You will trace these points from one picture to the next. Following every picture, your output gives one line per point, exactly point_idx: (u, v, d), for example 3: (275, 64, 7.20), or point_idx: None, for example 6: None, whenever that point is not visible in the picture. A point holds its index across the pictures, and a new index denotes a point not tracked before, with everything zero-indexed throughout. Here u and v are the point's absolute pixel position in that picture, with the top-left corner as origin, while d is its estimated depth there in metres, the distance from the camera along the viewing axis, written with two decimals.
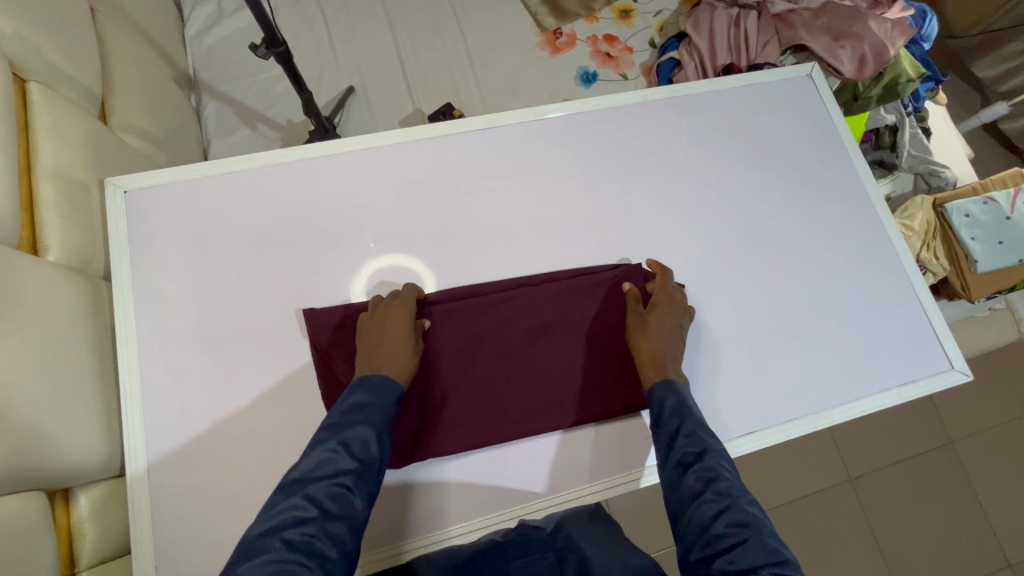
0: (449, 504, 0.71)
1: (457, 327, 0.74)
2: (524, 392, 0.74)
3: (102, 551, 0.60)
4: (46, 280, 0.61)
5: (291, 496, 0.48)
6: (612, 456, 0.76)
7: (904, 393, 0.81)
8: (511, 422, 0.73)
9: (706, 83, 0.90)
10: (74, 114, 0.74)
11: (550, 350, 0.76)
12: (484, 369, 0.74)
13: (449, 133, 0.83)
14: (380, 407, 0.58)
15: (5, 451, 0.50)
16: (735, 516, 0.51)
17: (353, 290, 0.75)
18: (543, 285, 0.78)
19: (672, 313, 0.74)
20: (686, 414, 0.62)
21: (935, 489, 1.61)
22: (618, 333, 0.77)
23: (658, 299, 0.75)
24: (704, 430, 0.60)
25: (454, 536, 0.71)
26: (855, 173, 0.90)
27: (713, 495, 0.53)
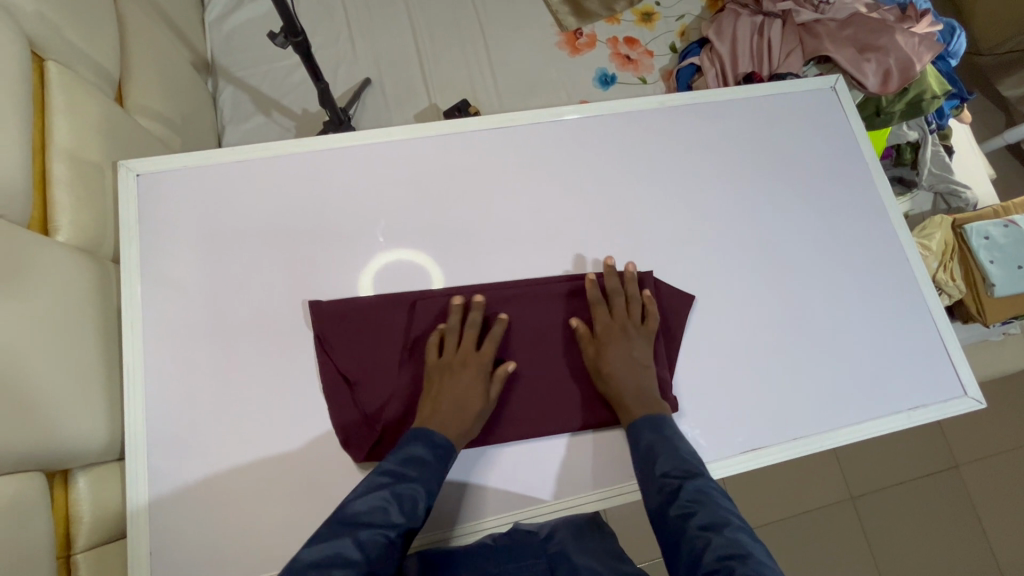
0: (468, 498, 0.71)
1: None
2: (521, 394, 0.74)
3: (99, 532, 0.61)
4: (55, 261, 0.61)
5: (342, 537, 0.50)
6: (613, 465, 0.75)
7: (915, 417, 0.79)
8: (504, 423, 0.73)
9: (726, 91, 0.89)
10: (91, 94, 0.74)
11: (548, 353, 0.76)
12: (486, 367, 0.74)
13: (464, 131, 0.82)
14: (436, 467, 0.60)
15: (6, 430, 0.50)
16: (721, 547, 0.53)
17: (359, 286, 0.75)
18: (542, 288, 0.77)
19: (627, 340, 0.73)
20: (661, 452, 0.64)
21: (937, 513, 1.59)
22: None
23: (609, 330, 0.74)
24: (683, 463, 0.62)
25: (484, 528, 0.70)
26: (875, 189, 0.89)
27: (696, 527, 0.55)
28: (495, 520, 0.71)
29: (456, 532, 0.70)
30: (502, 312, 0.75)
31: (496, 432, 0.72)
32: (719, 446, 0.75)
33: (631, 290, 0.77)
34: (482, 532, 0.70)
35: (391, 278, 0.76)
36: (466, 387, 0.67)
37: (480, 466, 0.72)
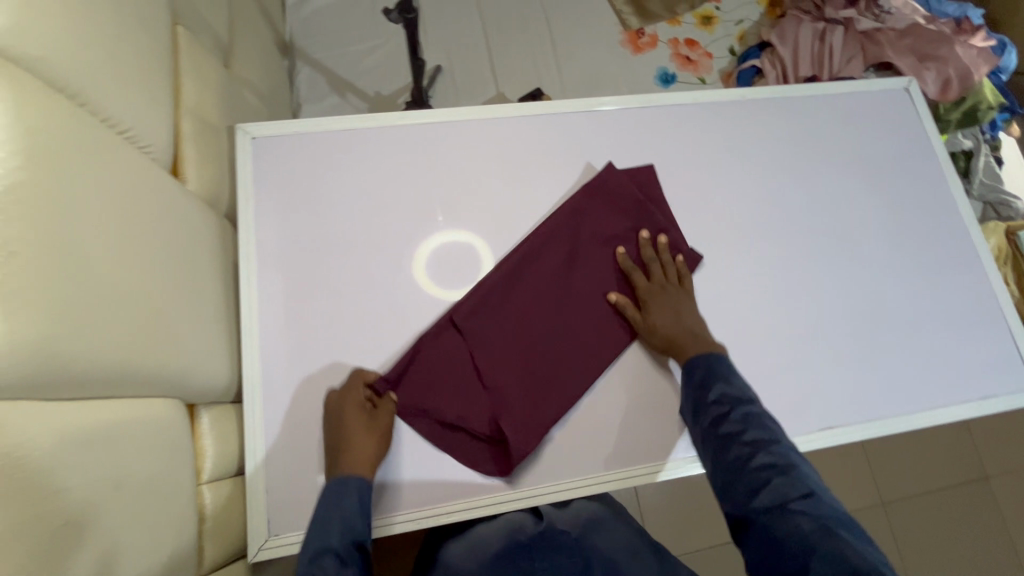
0: (388, 491, 0.69)
1: (493, 319, 0.75)
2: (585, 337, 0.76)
3: (221, 468, 0.63)
4: (189, 209, 0.65)
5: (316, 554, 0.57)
6: (660, 439, 0.75)
7: (985, 406, 0.82)
8: (594, 361, 0.75)
9: (804, 87, 0.93)
10: (209, 60, 0.78)
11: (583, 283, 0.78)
12: (541, 326, 0.76)
13: (554, 113, 0.86)
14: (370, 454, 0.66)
15: (156, 355, 0.53)
16: (766, 458, 0.57)
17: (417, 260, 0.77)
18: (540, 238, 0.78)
19: (667, 295, 0.76)
20: (714, 381, 0.66)
21: (967, 521, 1.60)
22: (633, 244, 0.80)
23: (651, 293, 0.76)
24: (732, 388, 0.65)
25: (395, 522, 0.68)
26: (945, 185, 0.92)
27: (739, 440, 0.60)
28: (405, 516, 0.68)
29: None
30: (534, 265, 0.77)
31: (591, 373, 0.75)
32: (798, 423, 0.78)
33: (663, 248, 0.79)
34: (393, 527, 0.68)
35: (446, 254, 0.78)
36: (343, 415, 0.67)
37: (397, 462, 0.70)
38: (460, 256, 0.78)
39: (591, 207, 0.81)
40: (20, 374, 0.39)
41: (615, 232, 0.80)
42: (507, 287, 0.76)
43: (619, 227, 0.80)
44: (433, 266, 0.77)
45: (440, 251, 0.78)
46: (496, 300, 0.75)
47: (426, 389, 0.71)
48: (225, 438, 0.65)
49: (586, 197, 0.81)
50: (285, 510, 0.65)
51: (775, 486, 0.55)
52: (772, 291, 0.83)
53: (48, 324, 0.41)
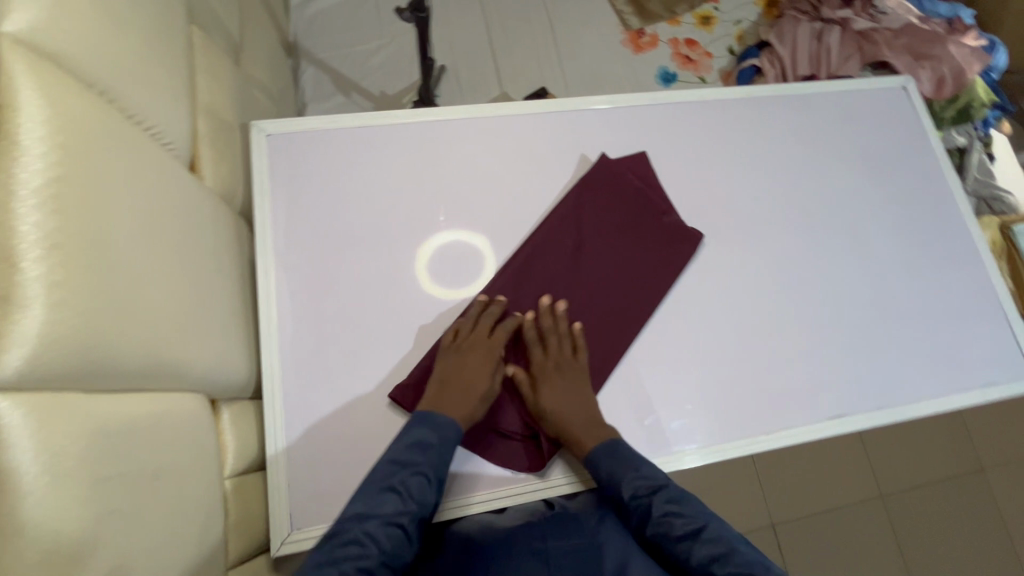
0: (472, 473, 0.70)
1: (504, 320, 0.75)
2: (598, 321, 0.77)
3: (243, 462, 0.63)
4: (208, 205, 0.65)
5: (345, 531, 0.55)
6: (717, 421, 0.77)
7: (988, 394, 0.84)
8: (609, 351, 0.76)
9: (806, 85, 0.95)
10: (221, 59, 0.79)
11: (587, 272, 0.79)
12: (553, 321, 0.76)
13: (563, 110, 0.88)
14: (439, 447, 0.62)
15: (181, 349, 0.53)
16: (708, 547, 0.57)
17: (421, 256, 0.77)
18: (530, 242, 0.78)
19: (563, 377, 0.72)
20: (619, 480, 0.65)
21: (963, 511, 1.63)
22: (619, 228, 0.81)
23: (544, 367, 0.72)
24: (642, 476, 0.65)
25: (473, 503, 0.69)
26: (944, 179, 0.94)
27: (678, 538, 0.59)
28: (483, 497, 0.70)
29: (443, 507, 0.69)
30: (538, 263, 0.78)
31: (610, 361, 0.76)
32: (807, 412, 0.80)
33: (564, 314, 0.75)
34: (471, 506, 0.69)
35: (452, 250, 0.79)
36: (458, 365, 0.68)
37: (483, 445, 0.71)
38: (467, 253, 0.79)
39: (591, 199, 0.82)
40: (63, 365, 0.39)
41: (616, 224, 0.81)
42: (514, 286, 0.76)
43: (621, 219, 0.81)
44: (438, 261, 0.78)
45: (450, 246, 0.79)
46: (507, 299, 0.76)
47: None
48: (246, 432, 0.65)
49: (586, 189, 0.82)
50: (307, 505, 0.65)
51: None
52: (779, 284, 0.85)
53: (89, 316, 0.41)
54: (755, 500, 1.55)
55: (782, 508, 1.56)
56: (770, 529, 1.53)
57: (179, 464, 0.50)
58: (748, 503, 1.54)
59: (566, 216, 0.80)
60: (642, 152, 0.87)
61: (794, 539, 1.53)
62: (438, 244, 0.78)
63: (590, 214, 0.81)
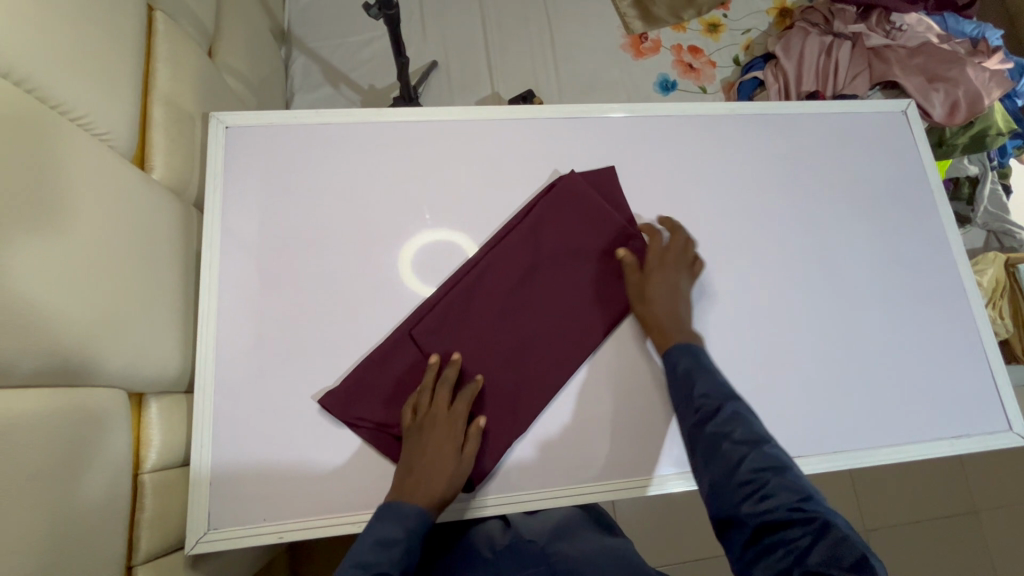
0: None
1: (450, 336, 0.72)
2: (548, 339, 0.74)
3: (167, 456, 0.63)
4: (150, 197, 0.65)
5: None
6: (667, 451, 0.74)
7: (960, 445, 0.79)
8: (560, 367, 0.74)
9: (797, 104, 0.90)
10: (188, 46, 0.78)
11: (542, 288, 0.76)
12: (501, 335, 0.74)
13: (535, 117, 0.85)
14: (409, 543, 0.58)
15: (93, 344, 0.53)
16: (756, 461, 0.55)
17: (410, 247, 0.77)
18: (485, 255, 0.76)
19: (657, 276, 0.75)
20: (700, 374, 0.65)
21: (951, 555, 1.56)
22: (581, 242, 0.78)
23: (644, 284, 0.75)
24: (709, 388, 0.63)
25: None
26: (937, 213, 0.89)
27: (731, 444, 0.57)
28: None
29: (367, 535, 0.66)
30: (490, 275, 0.75)
31: (560, 377, 0.73)
32: None
33: (651, 230, 0.80)
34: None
35: (433, 251, 0.77)
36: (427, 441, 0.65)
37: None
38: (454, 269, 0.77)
39: (552, 209, 0.78)
40: None
41: (576, 236, 0.78)
42: (463, 300, 0.73)
43: (582, 232, 0.78)
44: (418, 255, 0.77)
45: (433, 246, 0.78)
46: (454, 314, 0.73)
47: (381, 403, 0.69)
48: (174, 426, 0.65)
49: (549, 199, 0.79)
50: (228, 506, 0.65)
51: (778, 496, 0.52)
52: (746, 313, 0.81)
53: None
54: None
55: None
56: None
57: (77, 461, 0.50)
58: None
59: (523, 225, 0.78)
60: (611, 166, 0.83)
61: None
62: (434, 238, 0.78)
63: (549, 224, 0.78)
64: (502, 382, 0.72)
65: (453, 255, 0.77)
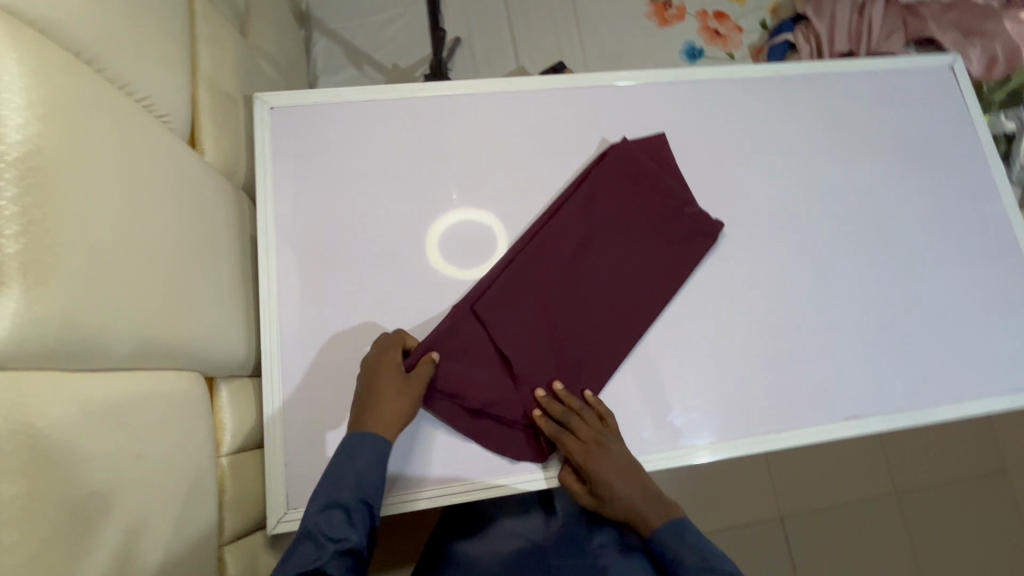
0: (407, 470, 0.68)
1: (512, 308, 0.72)
2: (609, 310, 0.74)
3: (241, 439, 0.64)
4: (206, 180, 0.64)
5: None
6: (731, 416, 0.75)
7: (1017, 399, 0.79)
8: (622, 335, 0.74)
9: (843, 63, 0.88)
10: (224, 27, 0.76)
11: (600, 257, 0.76)
12: (563, 307, 0.74)
13: (578, 86, 0.83)
14: (363, 472, 0.61)
15: (174, 328, 0.53)
16: None
17: (439, 226, 0.76)
18: (542, 229, 0.75)
19: (607, 451, 0.67)
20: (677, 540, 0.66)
21: (981, 514, 1.58)
22: (637, 210, 0.77)
23: (589, 456, 0.67)
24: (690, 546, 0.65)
25: (418, 498, 0.68)
26: (987, 170, 0.87)
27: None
28: (430, 492, 0.68)
29: (390, 501, 0.67)
30: (550, 247, 0.74)
31: (624, 346, 0.74)
32: (821, 410, 0.76)
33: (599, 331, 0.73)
34: (407, 504, 0.68)
35: (462, 232, 0.76)
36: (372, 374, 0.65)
37: (421, 449, 0.69)
38: (482, 260, 0.75)
39: (607, 178, 0.78)
40: (46, 345, 0.39)
41: (632, 205, 0.78)
42: (525, 272, 0.73)
43: (638, 201, 0.78)
44: (472, 227, 0.76)
45: (463, 225, 0.76)
46: (516, 286, 0.73)
47: (450, 374, 0.69)
48: (245, 409, 0.66)
49: (603, 168, 0.78)
50: (303, 485, 0.65)
51: None
52: (799, 276, 0.81)
53: (71, 291, 0.41)
54: (764, 493, 1.53)
55: (791, 501, 1.53)
56: (779, 521, 1.51)
57: (166, 444, 0.50)
58: (757, 494, 1.52)
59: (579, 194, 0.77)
60: (663, 134, 0.82)
61: (802, 532, 1.51)
62: (461, 218, 0.77)
63: (604, 192, 0.77)
64: (567, 353, 0.73)
65: (505, 231, 0.77)
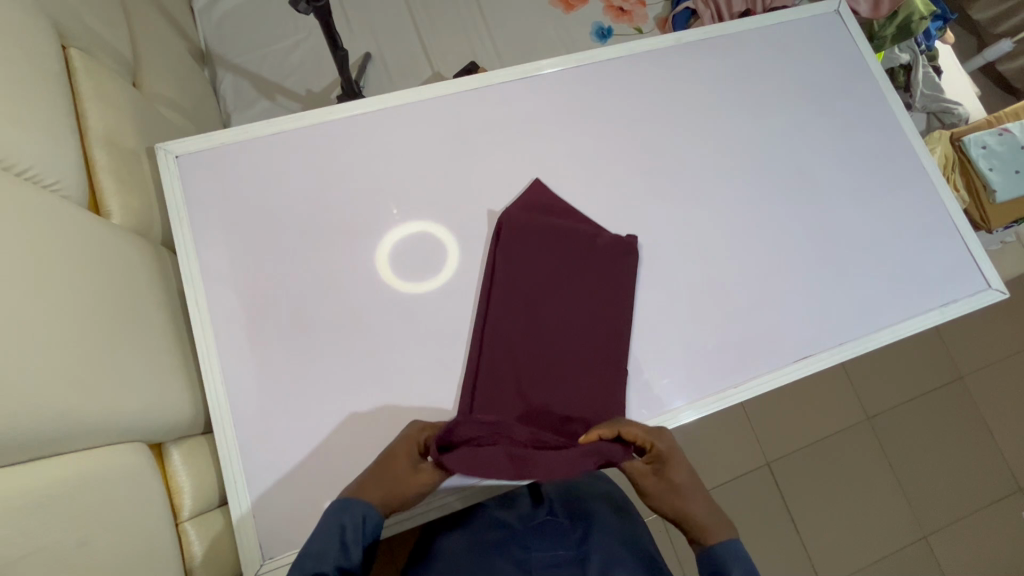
0: (441, 472, 0.72)
1: (494, 390, 0.70)
2: (584, 356, 0.74)
3: (203, 503, 0.62)
4: (116, 244, 0.61)
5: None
6: (692, 378, 0.77)
7: (948, 312, 0.84)
8: (610, 375, 0.73)
9: (739, 22, 0.91)
10: (112, 80, 0.73)
11: (558, 313, 0.75)
12: (549, 379, 0.72)
13: (488, 84, 0.83)
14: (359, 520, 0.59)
15: (100, 402, 0.51)
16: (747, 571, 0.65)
17: (389, 238, 0.76)
18: (489, 301, 0.73)
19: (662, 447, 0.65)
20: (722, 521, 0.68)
21: (947, 423, 1.68)
22: (571, 252, 0.77)
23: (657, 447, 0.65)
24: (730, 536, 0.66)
25: (460, 493, 0.72)
26: (885, 103, 0.92)
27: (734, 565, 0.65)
28: (471, 485, 0.72)
29: (436, 496, 0.72)
30: (495, 336, 0.72)
31: (613, 385, 0.73)
32: (773, 358, 0.79)
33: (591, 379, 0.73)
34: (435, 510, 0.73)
35: (409, 246, 0.76)
36: (398, 451, 0.62)
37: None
38: (428, 273, 0.75)
39: (516, 252, 0.75)
40: None
41: (556, 255, 0.76)
42: (490, 351, 0.71)
43: (558, 251, 0.77)
44: (419, 240, 0.76)
45: (413, 239, 0.76)
46: (487, 365, 0.70)
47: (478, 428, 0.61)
48: (202, 472, 0.64)
49: (506, 242, 0.75)
50: (277, 531, 0.64)
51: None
52: (731, 233, 0.83)
53: None
54: (748, 443, 1.58)
55: (774, 447, 1.59)
56: (766, 468, 1.56)
57: (104, 524, 0.48)
58: (741, 446, 1.57)
59: (514, 254, 0.75)
60: (537, 179, 0.81)
61: (790, 475, 1.57)
62: (408, 233, 0.76)
63: (536, 240, 0.76)
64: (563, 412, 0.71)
65: (446, 236, 0.77)
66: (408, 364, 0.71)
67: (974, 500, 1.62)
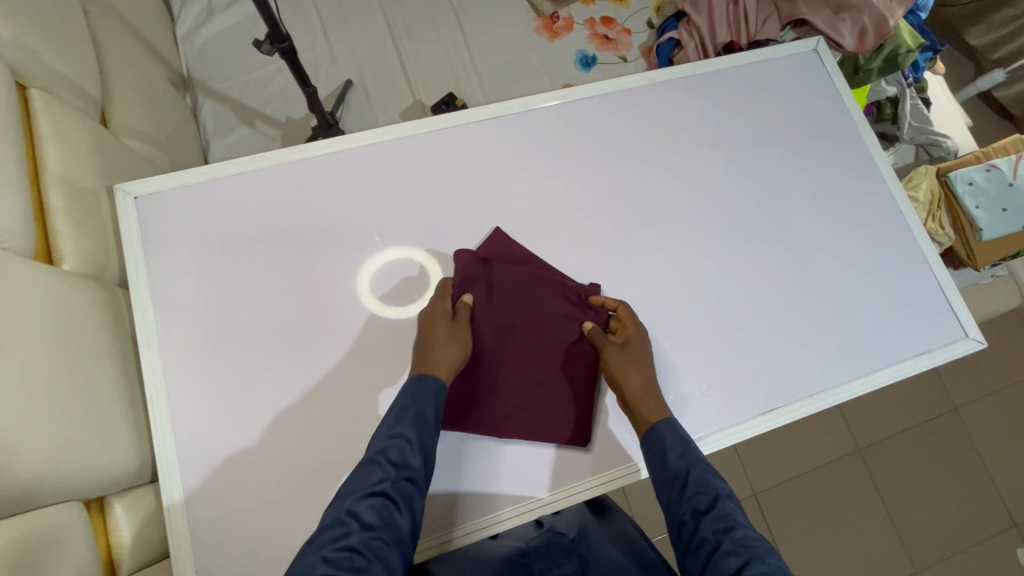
0: (473, 500, 0.70)
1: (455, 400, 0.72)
2: (543, 378, 0.75)
3: (139, 555, 0.63)
4: (67, 291, 0.61)
5: (311, 552, 0.48)
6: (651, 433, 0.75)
7: (922, 361, 0.82)
8: (565, 399, 0.75)
9: (713, 61, 0.90)
10: (76, 119, 0.73)
11: (525, 332, 0.76)
12: (509, 393, 0.74)
13: (456, 124, 0.82)
14: (420, 442, 0.58)
15: (34, 462, 0.50)
16: (742, 536, 0.51)
17: (373, 259, 0.76)
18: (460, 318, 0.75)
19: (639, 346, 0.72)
20: (693, 458, 0.59)
21: (941, 456, 1.64)
22: (541, 273, 0.78)
23: (633, 338, 0.73)
24: (715, 479, 0.57)
25: (498, 522, 0.70)
26: (864, 143, 0.91)
27: (711, 530, 0.53)
28: (509, 513, 0.70)
29: (473, 525, 0.69)
30: (464, 380, 0.73)
31: (566, 409, 0.74)
32: (742, 408, 0.77)
33: (546, 395, 0.74)
34: (489, 529, 0.69)
35: (392, 272, 0.76)
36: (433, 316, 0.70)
37: (477, 470, 0.71)
38: (405, 295, 0.75)
39: (487, 276, 0.77)
40: None
41: (524, 280, 0.77)
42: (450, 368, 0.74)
43: (526, 275, 0.77)
44: (404, 268, 0.76)
45: (397, 264, 0.76)
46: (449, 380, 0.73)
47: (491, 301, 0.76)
48: (145, 524, 0.65)
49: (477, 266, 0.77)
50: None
51: (743, 555, 0.49)
52: (701, 276, 0.82)
53: None
54: (733, 473, 1.55)
55: (760, 477, 1.56)
56: (752, 498, 1.54)
57: None
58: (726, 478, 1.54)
59: (479, 279, 0.76)
60: (496, 228, 0.79)
61: (776, 506, 1.54)
62: (387, 259, 0.76)
63: (502, 267, 0.77)
64: (517, 428, 0.72)
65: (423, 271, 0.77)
66: (365, 411, 0.71)
67: (967, 537, 1.58)
